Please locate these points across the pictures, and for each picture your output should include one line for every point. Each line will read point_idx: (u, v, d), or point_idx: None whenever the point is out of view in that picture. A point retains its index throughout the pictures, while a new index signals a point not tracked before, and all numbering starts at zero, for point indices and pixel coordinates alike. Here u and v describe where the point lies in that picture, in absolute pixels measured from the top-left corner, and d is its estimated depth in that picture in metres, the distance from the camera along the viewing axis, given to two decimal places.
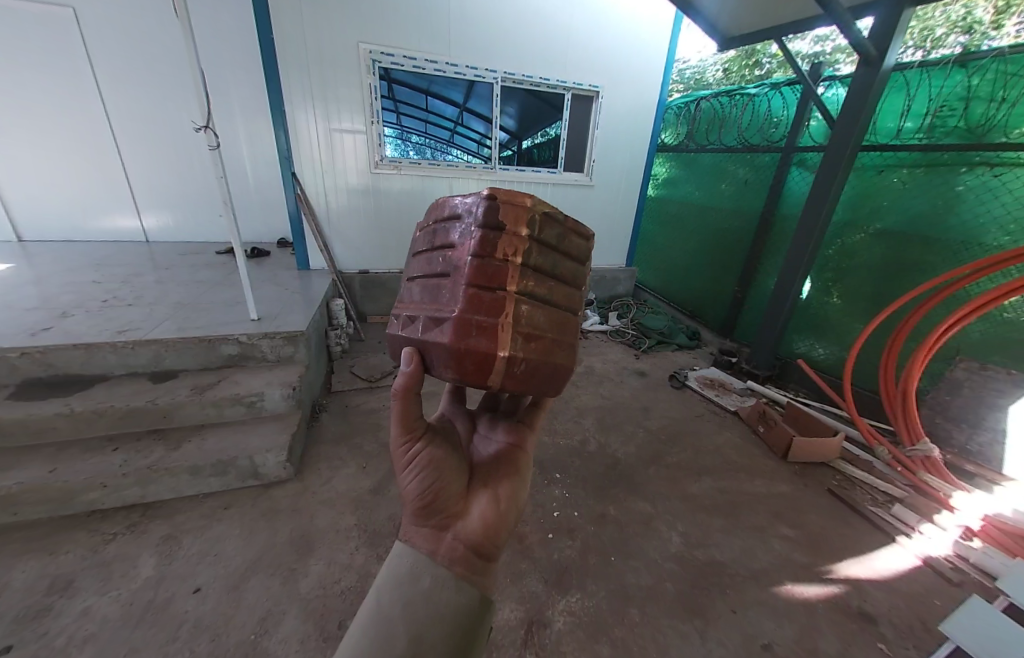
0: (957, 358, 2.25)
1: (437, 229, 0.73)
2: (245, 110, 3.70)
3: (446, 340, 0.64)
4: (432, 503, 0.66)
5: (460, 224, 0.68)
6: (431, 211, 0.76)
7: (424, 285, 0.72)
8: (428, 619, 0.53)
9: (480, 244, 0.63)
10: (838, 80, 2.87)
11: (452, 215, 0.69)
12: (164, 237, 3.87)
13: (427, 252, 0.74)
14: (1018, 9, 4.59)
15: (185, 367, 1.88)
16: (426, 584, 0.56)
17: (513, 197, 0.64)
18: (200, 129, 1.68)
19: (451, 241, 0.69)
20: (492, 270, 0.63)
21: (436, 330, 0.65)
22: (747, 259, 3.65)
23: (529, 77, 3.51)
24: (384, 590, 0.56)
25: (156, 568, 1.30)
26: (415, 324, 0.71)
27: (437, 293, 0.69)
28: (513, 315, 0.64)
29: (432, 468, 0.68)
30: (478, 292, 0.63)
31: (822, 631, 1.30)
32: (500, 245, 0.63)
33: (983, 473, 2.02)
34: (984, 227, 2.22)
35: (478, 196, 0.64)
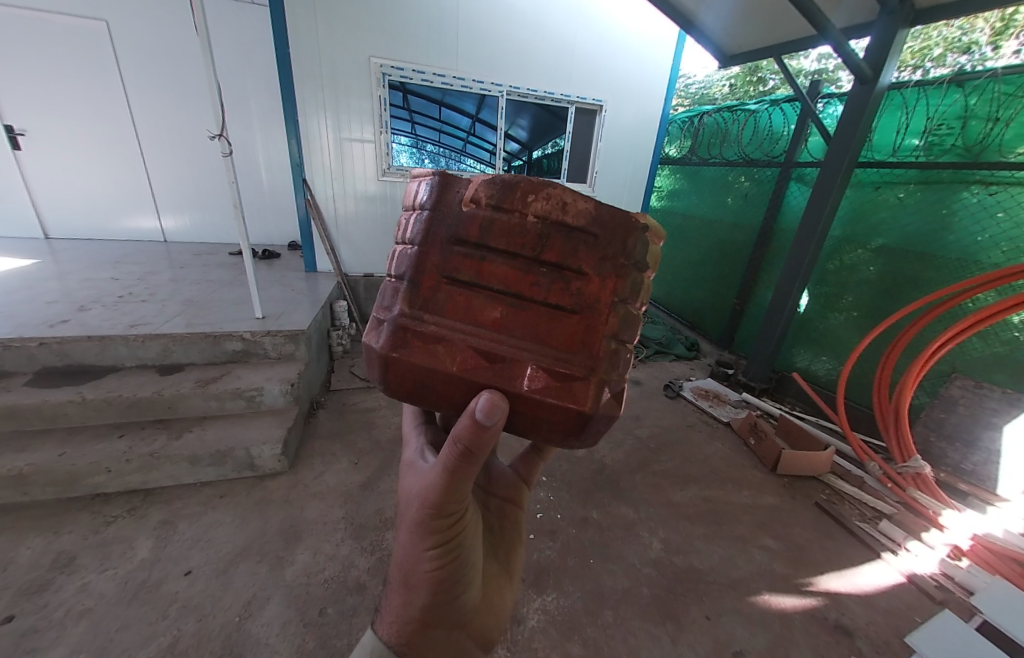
0: (953, 375, 2.24)
1: (545, 232, 0.51)
2: (263, 121, 3.88)
3: (572, 403, 0.52)
4: (448, 601, 0.59)
5: (597, 244, 0.52)
6: (535, 199, 0.51)
7: (520, 313, 0.51)
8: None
9: (627, 285, 0.53)
10: (836, 98, 2.92)
11: (581, 228, 0.51)
12: (181, 237, 4.03)
13: (519, 261, 0.51)
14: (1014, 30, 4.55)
15: (190, 361, 1.97)
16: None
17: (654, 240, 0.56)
18: (214, 138, 1.77)
19: (579, 265, 0.51)
20: (633, 320, 0.54)
21: (559, 386, 0.51)
22: (746, 272, 3.67)
23: (533, 91, 3.62)
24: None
25: (152, 550, 1.37)
26: (507, 369, 0.51)
27: (550, 331, 0.52)
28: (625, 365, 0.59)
29: (459, 562, 0.59)
30: (613, 344, 0.54)
31: (796, 641, 1.31)
32: (640, 291, 0.54)
33: (978, 493, 1.97)
34: (979, 245, 2.23)
35: (630, 223, 0.51)
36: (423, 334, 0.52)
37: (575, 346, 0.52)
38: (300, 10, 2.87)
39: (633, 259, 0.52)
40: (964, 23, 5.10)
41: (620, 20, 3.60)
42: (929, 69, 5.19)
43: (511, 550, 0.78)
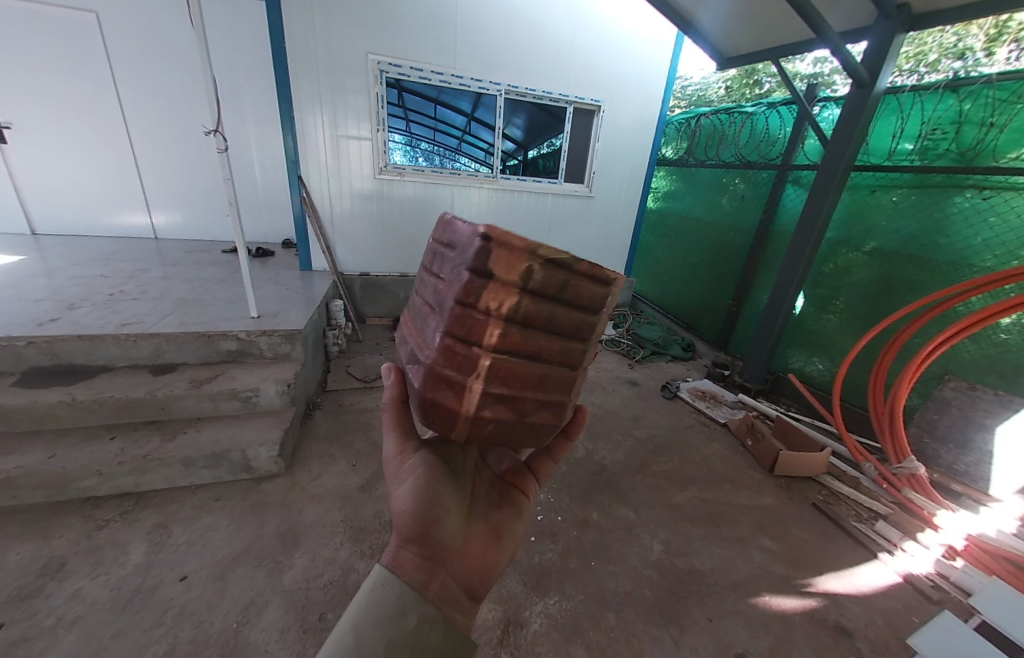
0: (946, 377, 2.27)
1: (437, 248, 0.61)
2: (257, 117, 3.82)
3: (417, 385, 0.60)
4: (423, 533, 0.64)
5: (455, 253, 0.55)
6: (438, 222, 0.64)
7: (419, 309, 0.65)
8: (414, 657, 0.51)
9: (465, 292, 0.52)
10: (832, 102, 2.95)
11: (449, 240, 0.57)
12: (173, 235, 3.95)
13: (426, 272, 0.65)
14: (1010, 36, 4.71)
15: (184, 361, 1.93)
16: (413, 620, 0.54)
17: (508, 240, 0.50)
18: (210, 134, 1.73)
19: (442, 271, 0.58)
20: (476, 326, 0.53)
21: (415, 370, 0.61)
22: (742, 273, 3.69)
23: (531, 91, 3.61)
24: (365, 626, 0.51)
25: (146, 555, 1.34)
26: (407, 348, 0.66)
27: (423, 325, 0.61)
28: (491, 377, 0.55)
29: (426, 497, 0.67)
30: (453, 346, 0.54)
31: (797, 643, 1.32)
32: (484, 295, 0.52)
33: (970, 493, 2.01)
34: (973, 248, 2.26)
35: (473, 230, 0.51)
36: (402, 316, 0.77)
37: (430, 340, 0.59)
38: (296, 6, 2.83)
39: (467, 262, 0.52)
40: (957, 30, 5.27)
41: (619, 21, 3.60)
42: (923, 73, 5.32)
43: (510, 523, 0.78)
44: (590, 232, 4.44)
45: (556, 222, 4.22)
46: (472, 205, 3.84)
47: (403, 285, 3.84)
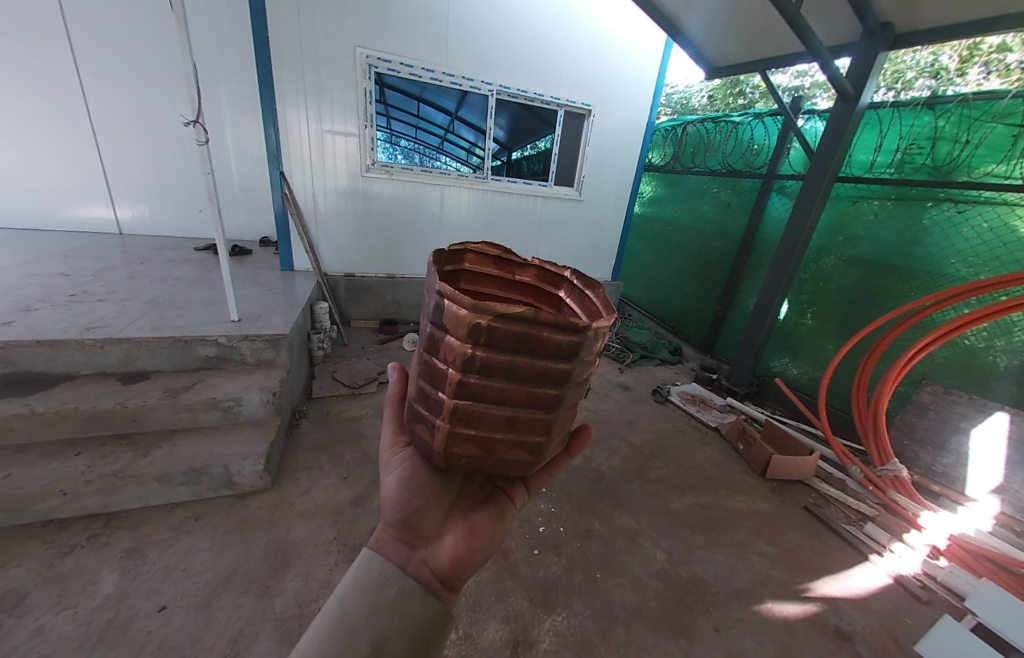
0: (923, 382, 2.37)
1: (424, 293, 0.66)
2: (234, 108, 3.63)
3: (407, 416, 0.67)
4: (406, 521, 0.67)
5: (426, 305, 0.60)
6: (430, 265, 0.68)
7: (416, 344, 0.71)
8: (393, 630, 0.55)
9: (434, 343, 0.56)
10: (816, 114, 3.05)
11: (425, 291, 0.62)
12: (140, 230, 3.70)
13: None
14: (982, 58, 5.05)
15: (158, 368, 1.79)
16: (393, 593, 0.58)
17: (457, 303, 0.51)
18: (190, 125, 1.60)
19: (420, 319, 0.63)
20: (437, 376, 0.57)
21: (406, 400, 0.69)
22: (728, 279, 3.77)
23: (522, 92, 3.58)
24: (351, 595, 0.57)
25: (118, 584, 1.21)
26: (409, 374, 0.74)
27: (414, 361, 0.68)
28: (460, 421, 0.57)
29: (413, 484, 0.70)
30: (425, 389, 0.60)
31: (801, 649, 1.32)
32: (443, 350, 0.55)
33: (948, 493, 2.10)
34: (948, 259, 2.36)
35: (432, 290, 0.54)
36: None
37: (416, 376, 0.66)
38: None
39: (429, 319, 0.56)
40: (932, 51, 5.61)
41: (610, 27, 3.62)
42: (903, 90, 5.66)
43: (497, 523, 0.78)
44: (579, 235, 4.45)
45: (545, 225, 4.21)
46: (462, 206, 3.77)
47: (390, 287, 3.73)
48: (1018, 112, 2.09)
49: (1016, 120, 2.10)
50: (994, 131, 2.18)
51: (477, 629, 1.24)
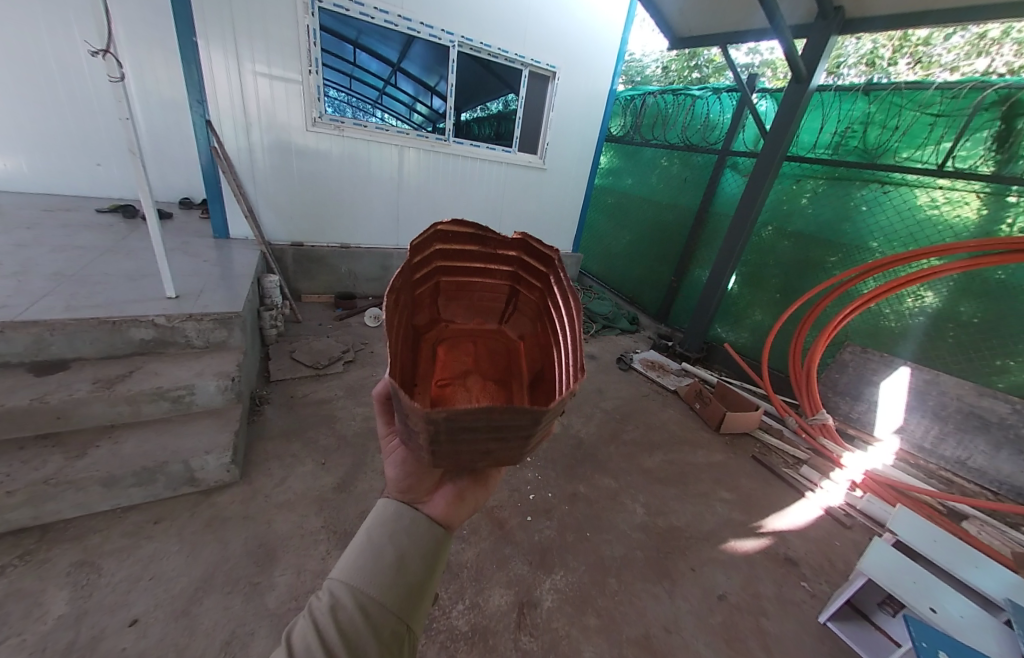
0: (846, 343, 2.72)
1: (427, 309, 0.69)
2: (132, 36, 2.96)
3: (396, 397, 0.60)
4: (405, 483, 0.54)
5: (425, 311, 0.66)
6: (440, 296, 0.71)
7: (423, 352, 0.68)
8: (413, 547, 0.49)
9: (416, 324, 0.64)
10: (768, 93, 3.16)
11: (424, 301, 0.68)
12: (12, 186, 2.95)
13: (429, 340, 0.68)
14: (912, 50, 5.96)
15: (80, 355, 1.51)
16: (407, 521, 0.51)
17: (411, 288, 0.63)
18: (98, 56, 1.28)
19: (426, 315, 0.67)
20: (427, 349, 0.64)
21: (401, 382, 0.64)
22: (682, 251, 3.96)
23: (486, 47, 3.32)
24: (373, 523, 0.51)
25: (72, 603, 1.06)
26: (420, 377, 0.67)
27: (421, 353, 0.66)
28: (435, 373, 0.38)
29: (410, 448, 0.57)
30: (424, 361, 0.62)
31: (760, 577, 1.53)
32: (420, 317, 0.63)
33: (861, 435, 2.50)
34: (871, 235, 2.63)
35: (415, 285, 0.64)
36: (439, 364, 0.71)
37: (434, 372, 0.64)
38: None
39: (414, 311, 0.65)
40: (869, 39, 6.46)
41: None
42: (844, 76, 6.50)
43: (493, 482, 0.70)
44: (541, 205, 4.39)
45: (507, 194, 4.09)
46: (418, 170, 3.50)
47: (345, 258, 3.45)
48: (938, 102, 2.31)
49: (934, 110, 2.34)
50: (917, 119, 2.41)
51: (483, 598, 1.27)
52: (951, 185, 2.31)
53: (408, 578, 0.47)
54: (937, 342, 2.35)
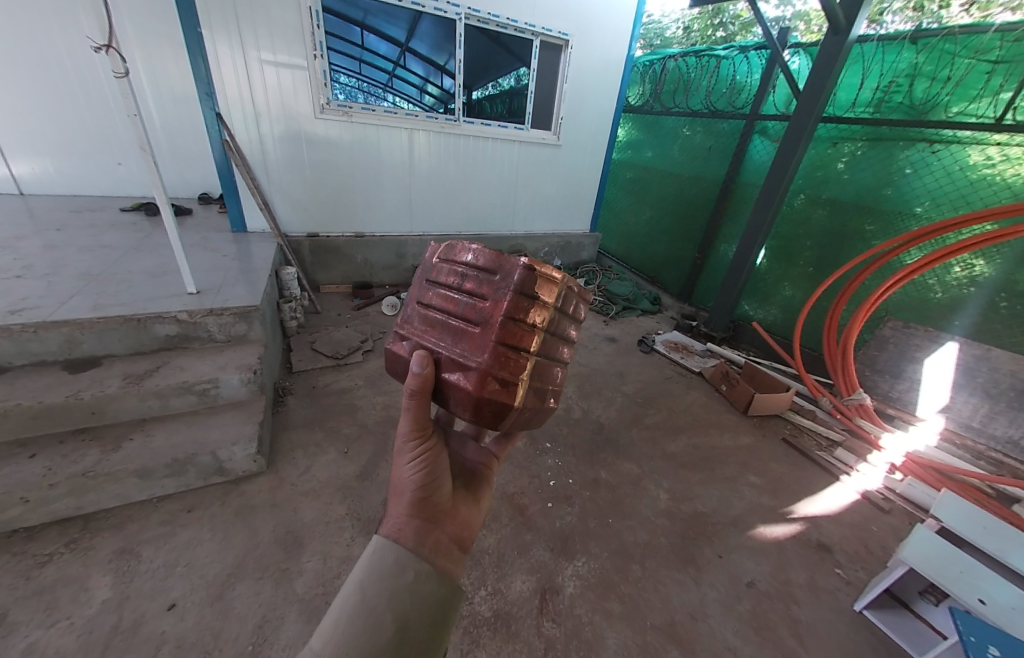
0: (886, 318, 2.55)
1: (466, 274, 0.69)
2: (141, 31, 2.96)
3: (468, 388, 0.66)
4: (423, 496, 0.66)
5: (496, 283, 0.65)
6: (462, 256, 0.71)
7: (448, 329, 0.69)
8: (415, 611, 0.52)
9: (522, 308, 0.65)
10: (803, 49, 2.89)
11: (486, 265, 0.67)
12: (45, 189, 3.08)
13: (469, 327, 0.67)
14: None
15: (110, 352, 1.56)
16: (411, 575, 0.54)
17: (548, 270, 0.66)
18: (100, 52, 1.25)
19: (483, 291, 0.67)
20: (514, 363, 0.66)
21: (462, 375, 0.66)
22: (707, 226, 3.76)
23: (495, 17, 3.15)
24: (371, 579, 0.53)
25: (114, 588, 1.12)
26: (471, 376, 0.65)
27: (459, 337, 0.68)
28: (495, 362, 0.64)
29: (431, 468, 0.69)
30: (507, 351, 0.65)
31: (792, 564, 1.48)
32: (531, 311, 0.66)
33: (903, 415, 2.35)
34: (917, 200, 2.40)
35: (516, 260, 0.64)
36: (461, 366, 0.66)
37: (504, 366, 0.65)
38: None
39: (518, 286, 0.64)
40: None
41: None
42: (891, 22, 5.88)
43: (482, 488, 0.78)
44: (555, 184, 4.24)
45: (520, 174, 3.96)
46: (429, 152, 3.41)
47: (360, 247, 3.45)
48: (998, 47, 2.06)
49: (993, 56, 2.08)
50: (973, 68, 2.15)
51: (505, 584, 1.28)
52: (1008, 140, 2.07)
53: (408, 649, 0.50)
54: (995, 316, 2.15)
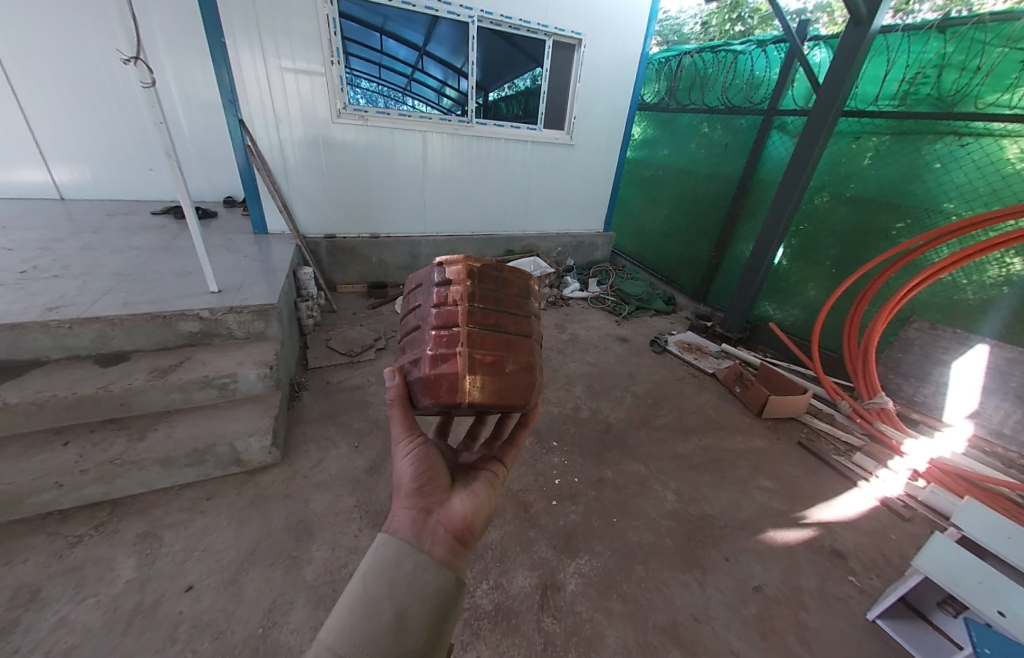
0: (911, 318, 2.44)
1: (408, 298, 0.81)
2: (171, 43, 3.12)
3: (418, 376, 0.69)
4: (420, 487, 0.65)
5: (423, 290, 0.75)
6: (406, 288, 0.83)
7: (402, 343, 0.77)
8: (415, 601, 0.51)
9: (439, 294, 0.71)
10: (823, 41, 2.80)
11: (415, 282, 0.78)
12: (84, 194, 3.27)
13: (415, 332, 0.74)
14: None
15: (138, 347, 1.66)
16: (410, 566, 0.53)
17: (453, 257, 0.73)
18: (130, 64, 1.33)
19: (417, 301, 0.76)
20: (448, 340, 0.68)
21: (411, 369, 0.71)
22: (723, 225, 3.69)
23: (507, 19, 3.17)
24: (371, 571, 0.52)
25: (138, 569, 1.19)
26: (419, 366, 0.70)
27: (409, 343, 0.75)
28: (431, 345, 0.69)
29: (426, 461, 0.69)
30: (439, 334, 0.69)
31: (802, 569, 1.44)
32: (450, 295, 0.71)
33: (928, 420, 2.25)
34: (945, 196, 2.30)
35: (429, 265, 0.74)
36: (409, 364, 0.72)
37: (439, 346, 0.68)
38: None
39: (433, 281, 0.72)
40: None
41: None
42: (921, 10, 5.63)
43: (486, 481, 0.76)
44: (568, 184, 4.23)
45: (533, 174, 3.97)
46: (443, 154, 3.46)
47: (375, 248, 3.53)
48: None
49: None
50: (1005, 56, 2.04)
51: (507, 579, 1.29)
52: None
53: (405, 640, 0.49)
54: None
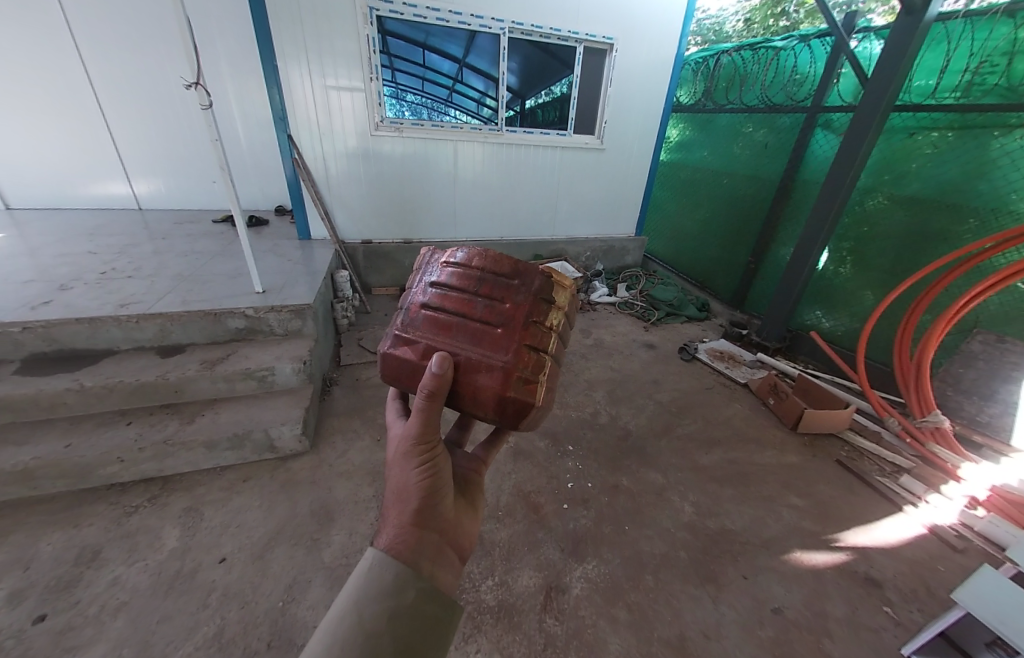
0: (975, 330, 2.22)
1: (481, 276, 0.70)
2: (234, 68, 3.47)
3: (491, 387, 0.65)
4: (425, 506, 0.62)
5: (516, 288, 0.68)
6: (475, 258, 0.71)
7: (464, 330, 0.68)
8: (414, 631, 0.50)
9: (540, 309, 0.68)
10: (874, 32, 2.63)
11: (502, 268, 0.69)
12: (158, 204, 3.68)
13: (491, 329, 0.67)
14: None
15: (192, 341, 1.85)
16: (411, 596, 0.52)
17: (561, 278, 0.71)
18: (191, 88, 1.51)
19: (501, 294, 0.68)
20: (535, 361, 0.67)
21: (484, 376, 0.65)
22: (762, 228, 3.52)
23: (537, 28, 3.23)
24: (369, 599, 0.50)
25: (181, 539, 1.33)
26: (494, 375, 0.65)
27: (477, 338, 0.67)
28: (519, 361, 0.65)
29: (433, 476, 0.65)
30: (528, 351, 0.67)
31: (830, 594, 1.35)
32: (547, 315, 0.69)
33: (992, 444, 2.01)
34: (1017, 195, 2.07)
35: (535, 267, 0.68)
36: (480, 365, 0.66)
37: (526, 365, 0.66)
38: None
39: (537, 291, 0.68)
40: None
41: None
42: None
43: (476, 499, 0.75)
44: (598, 188, 4.20)
45: (562, 179, 3.99)
46: (475, 162, 3.58)
47: (408, 252, 3.69)
48: None
49: None
50: None
51: (512, 577, 1.31)
52: None
53: None
54: None
